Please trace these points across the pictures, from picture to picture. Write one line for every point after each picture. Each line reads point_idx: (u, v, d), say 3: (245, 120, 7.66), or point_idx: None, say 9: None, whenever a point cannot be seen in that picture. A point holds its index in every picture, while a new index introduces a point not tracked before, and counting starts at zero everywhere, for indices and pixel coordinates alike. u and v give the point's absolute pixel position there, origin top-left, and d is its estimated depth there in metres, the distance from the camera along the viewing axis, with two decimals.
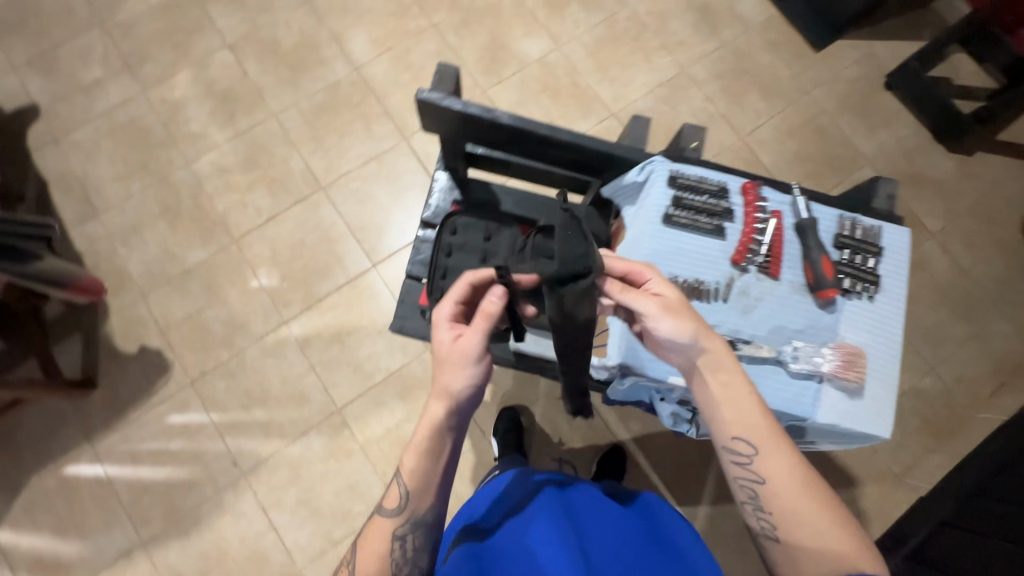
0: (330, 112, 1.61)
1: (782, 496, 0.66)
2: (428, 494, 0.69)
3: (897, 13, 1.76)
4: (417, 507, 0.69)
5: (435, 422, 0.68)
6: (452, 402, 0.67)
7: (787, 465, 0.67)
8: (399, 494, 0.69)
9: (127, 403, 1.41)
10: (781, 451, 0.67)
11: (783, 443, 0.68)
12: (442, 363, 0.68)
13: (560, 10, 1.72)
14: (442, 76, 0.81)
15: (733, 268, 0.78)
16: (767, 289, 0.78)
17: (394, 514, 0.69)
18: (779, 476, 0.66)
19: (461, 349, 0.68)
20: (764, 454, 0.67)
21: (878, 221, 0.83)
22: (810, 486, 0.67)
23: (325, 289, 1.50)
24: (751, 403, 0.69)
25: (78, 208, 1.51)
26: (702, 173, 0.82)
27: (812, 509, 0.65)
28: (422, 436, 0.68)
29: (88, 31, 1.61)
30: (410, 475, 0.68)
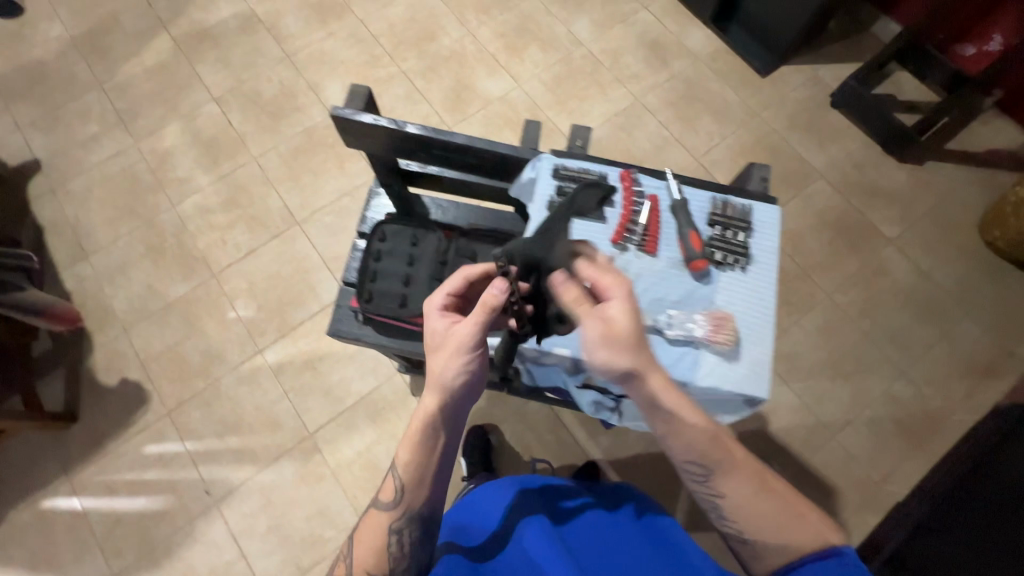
0: (306, 153, 1.72)
1: (745, 505, 0.67)
2: (425, 490, 0.71)
3: (838, 37, 1.86)
4: (413, 500, 0.71)
5: (427, 416, 0.69)
6: (443, 395, 0.67)
7: (747, 476, 0.67)
8: (394, 487, 0.72)
9: (106, 435, 1.46)
10: (738, 466, 0.67)
11: (737, 461, 0.67)
12: (434, 353, 0.69)
13: (519, 52, 1.86)
14: (357, 92, 0.85)
15: (612, 247, 0.81)
16: (646, 266, 0.81)
17: (390, 507, 0.72)
18: (736, 491, 0.67)
19: (452, 339, 0.67)
20: (720, 470, 0.67)
21: (750, 200, 0.87)
22: (771, 494, 0.67)
23: (299, 317, 1.56)
24: (703, 426, 0.66)
25: (70, 251, 1.61)
26: (582, 163, 0.86)
27: (773, 517, 0.66)
28: (415, 431, 0.70)
29: (88, 93, 1.77)
30: (405, 468, 0.71)
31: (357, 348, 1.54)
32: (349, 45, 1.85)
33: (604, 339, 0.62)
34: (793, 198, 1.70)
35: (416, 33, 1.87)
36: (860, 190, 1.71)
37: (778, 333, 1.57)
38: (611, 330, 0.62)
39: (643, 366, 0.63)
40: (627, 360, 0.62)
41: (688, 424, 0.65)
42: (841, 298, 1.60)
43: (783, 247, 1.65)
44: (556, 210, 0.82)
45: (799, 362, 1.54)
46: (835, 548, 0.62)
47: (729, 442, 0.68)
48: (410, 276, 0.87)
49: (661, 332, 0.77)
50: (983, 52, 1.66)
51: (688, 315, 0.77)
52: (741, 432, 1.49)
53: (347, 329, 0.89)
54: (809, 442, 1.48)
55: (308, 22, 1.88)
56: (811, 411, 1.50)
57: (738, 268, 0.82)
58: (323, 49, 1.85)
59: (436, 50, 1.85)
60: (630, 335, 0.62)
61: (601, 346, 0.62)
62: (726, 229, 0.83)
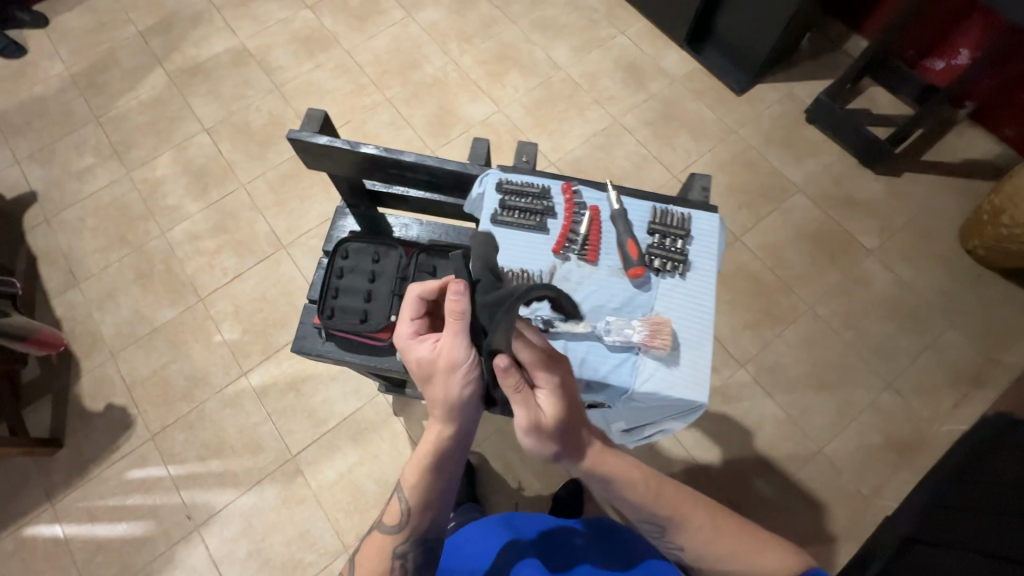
0: (293, 179, 1.77)
1: (705, 552, 0.71)
2: (432, 513, 0.70)
3: (810, 56, 1.91)
4: (419, 521, 0.70)
5: (440, 443, 0.67)
6: (453, 416, 0.65)
7: (704, 524, 0.71)
8: (400, 510, 0.70)
9: (89, 460, 1.46)
10: (690, 519, 0.70)
11: (687, 514, 0.70)
12: (426, 376, 0.65)
13: (500, 77, 1.92)
14: (313, 115, 0.90)
15: (553, 257, 0.83)
16: (586, 274, 0.82)
17: (395, 530, 0.70)
18: (691, 541, 0.71)
19: (444, 355, 0.63)
20: (671, 526, 0.71)
21: (690, 209, 0.89)
22: (731, 538, 0.70)
23: (283, 339, 1.58)
24: (642, 488, 0.69)
25: (61, 278, 1.65)
26: (525, 177, 0.89)
27: (733, 560, 0.69)
28: (423, 454, 0.68)
29: (84, 127, 1.84)
30: (412, 492, 0.69)
31: (340, 370, 1.55)
32: (336, 75, 1.92)
33: (532, 431, 0.62)
34: (771, 212, 1.72)
35: (400, 62, 1.94)
36: (838, 203, 1.73)
37: (761, 347, 1.56)
38: (540, 424, 0.62)
39: (572, 450, 0.65)
40: (554, 448, 0.64)
41: (630, 490, 0.69)
42: (823, 310, 1.60)
43: (763, 260, 1.66)
44: (499, 223, 0.84)
45: (783, 375, 1.53)
46: (803, 573, 0.67)
47: (675, 493, 0.71)
48: (371, 291, 0.94)
49: (600, 338, 0.78)
50: (951, 65, 1.70)
51: (626, 321, 0.78)
52: (726, 448, 1.47)
53: (311, 345, 0.96)
54: (795, 456, 1.46)
55: (297, 55, 1.95)
56: (796, 424, 1.49)
57: (677, 275, 0.83)
58: (311, 80, 1.92)
59: (420, 77, 1.92)
60: (559, 429, 0.63)
61: (529, 436, 0.62)
62: (665, 237, 0.85)
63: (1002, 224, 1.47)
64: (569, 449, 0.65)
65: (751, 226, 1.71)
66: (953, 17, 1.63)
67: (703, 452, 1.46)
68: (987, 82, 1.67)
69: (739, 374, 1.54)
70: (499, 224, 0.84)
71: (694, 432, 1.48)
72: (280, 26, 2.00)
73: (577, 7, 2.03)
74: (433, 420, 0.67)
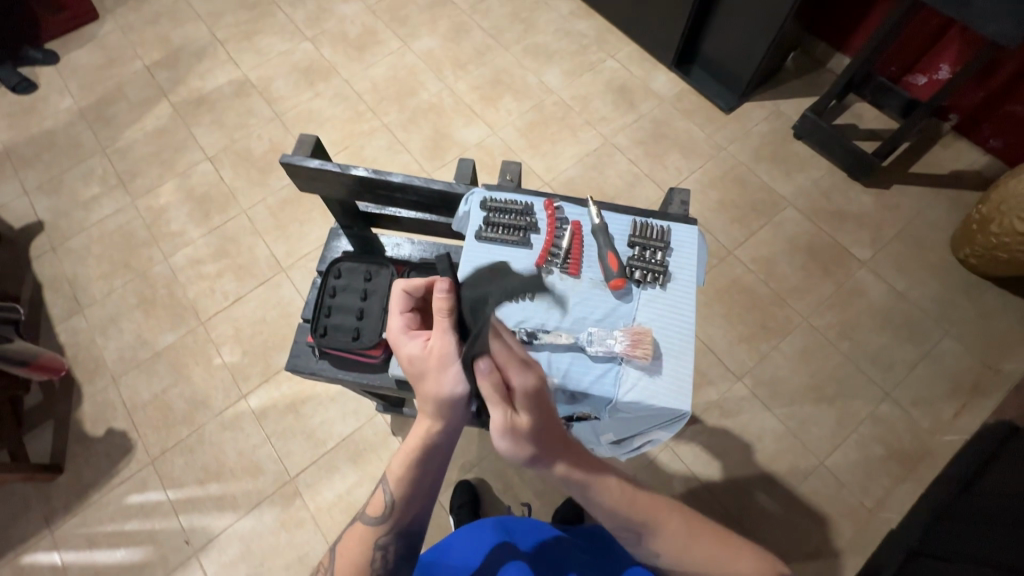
0: (293, 204, 1.81)
1: (681, 558, 0.69)
2: (415, 503, 0.71)
3: (795, 75, 1.96)
4: (403, 513, 0.70)
5: (426, 439, 0.66)
6: (442, 415, 0.63)
7: (679, 527, 0.70)
8: (384, 502, 0.71)
9: (89, 486, 1.47)
10: (665, 524, 0.69)
11: (662, 519, 0.69)
12: (417, 373, 0.63)
13: (494, 102, 1.97)
14: (304, 140, 0.95)
15: (537, 271, 0.85)
16: (569, 287, 0.85)
17: (378, 522, 0.71)
18: (667, 547, 0.69)
19: (433, 353, 0.60)
20: (648, 532, 0.69)
21: (670, 221, 0.91)
22: (704, 542, 0.70)
23: (282, 361, 1.60)
24: (618, 494, 0.67)
25: (65, 305, 1.68)
26: (509, 195, 0.92)
27: (707, 564, 0.69)
28: (412, 448, 0.68)
29: (91, 158, 1.89)
30: (397, 483, 0.69)
31: (338, 390, 1.56)
32: (335, 103, 1.98)
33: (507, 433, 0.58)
34: (763, 226, 1.74)
35: (397, 89, 2.00)
36: (828, 215, 1.75)
37: (758, 359, 1.57)
38: (517, 428, 0.58)
39: (547, 457, 0.61)
40: (530, 453, 0.60)
41: (607, 496, 0.66)
42: (818, 321, 1.61)
43: (757, 274, 1.67)
44: (484, 239, 0.87)
45: (781, 388, 1.53)
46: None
47: (651, 498, 0.70)
48: (363, 309, 0.96)
49: (583, 349, 0.80)
50: (933, 80, 1.74)
51: (608, 332, 0.80)
52: (726, 462, 1.46)
53: (304, 364, 0.98)
54: (796, 470, 1.45)
55: (297, 84, 2.02)
56: (796, 437, 1.48)
57: (658, 286, 0.85)
58: (311, 108, 1.98)
59: (416, 103, 1.97)
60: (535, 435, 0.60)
61: (505, 438, 0.58)
62: (645, 249, 0.87)
63: (992, 232, 1.49)
64: (544, 455, 0.61)
65: (743, 240, 1.73)
66: (931, 35, 1.67)
67: (703, 466, 1.45)
68: (969, 95, 1.71)
69: (737, 388, 1.54)
70: (484, 241, 0.87)
71: (693, 447, 1.47)
72: (281, 58, 2.07)
73: (568, 33, 2.10)
74: (420, 416, 0.66)
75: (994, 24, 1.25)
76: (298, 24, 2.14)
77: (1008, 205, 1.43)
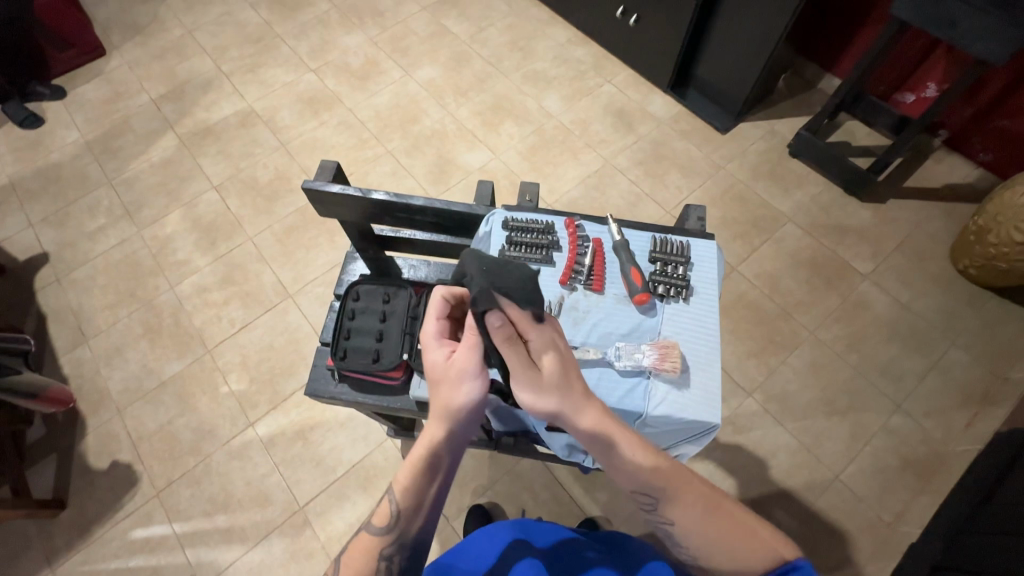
0: (300, 230, 1.83)
1: (697, 535, 0.66)
2: (420, 516, 0.66)
3: (787, 95, 2.03)
4: (408, 525, 0.66)
5: (433, 448, 0.65)
6: (450, 423, 0.64)
7: (697, 499, 0.67)
8: (389, 512, 0.66)
9: (91, 521, 1.43)
10: (683, 493, 0.67)
11: (682, 486, 0.67)
12: (437, 381, 0.65)
13: (495, 127, 2.02)
14: (326, 166, 0.99)
15: (562, 288, 0.86)
16: (594, 303, 0.86)
17: (382, 532, 0.66)
18: (686, 518, 0.66)
19: (455, 366, 0.64)
20: (666, 499, 0.66)
21: (688, 237, 0.93)
22: (723, 520, 0.66)
23: (290, 388, 1.59)
24: (640, 454, 0.65)
25: (70, 336, 1.67)
26: (530, 215, 0.93)
27: (724, 541, 0.65)
28: (416, 457, 0.65)
29: (97, 189, 1.91)
30: (403, 493, 0.66)
31: (348, 416, 1.55)
32: (340, 131, 2.02)
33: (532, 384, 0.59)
34: (765, 241, 1.77)
35: (400, 117, 2.04)
36: (829, 230, 1.78)
37: (768, 374, 1.57)
38: (540, 380, 0.60)
39: (574, 407, 0.61)
40: (555, 406, 0.60)
41: (627, 453, 0.64)
42: (825, 334, 1.62)
43: (761, 289, 1.69)
44: (507, 258, 0.88)
45: (792, 402, 1.53)
46: (791, 563, 0.64)
47: (672, 466, 0.67)
48: (382, 331, 0.98)
49: (612, 364, 0.80)
50: (921, 98, 1.80)
51: (636, 347, 0.80)
52: (742, 479, 1.44)
53: (324, 388, 1.01)
54: (812, 485, 1.43)
55: (302, 114, 2.06)
56: (811, 452, 1.47)
57: (681, 300, 0.86)
58: (315, 137, 2.01)
59: (419, 130, 2.01)
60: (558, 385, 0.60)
61: (527, 391, 0.60)
62: (667, 265, 0.88)
63: (989, 242, 1.52)
64: (571, 407, 0.61)
65: (746, 256, 1.75)
66: (918, 54, 1.73)
67: (719, 484, 1.44)
68: (960, 110, 1.76)
69: (748, 403, 1.53)
70: (507, 260, 0.88)
71: (708, 464, 1.46)
72: (286, 89, 2.11)
73: (565, 60, 2.16)
74: (428, 423, 0.66)
75: (983, 43, 1.30)
76: (302, 56, 2.20)
77: (1004, 215, 1.47)
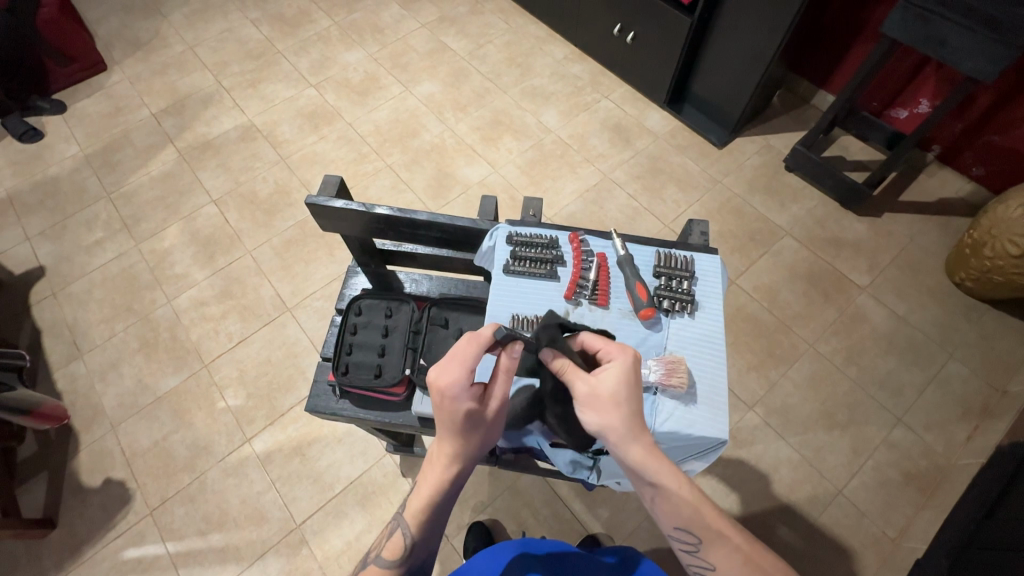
0: (299, 244, 1.82)
1: None
2: (433, 542, 0.69)
3: (782, 112, 2.06)
4: (420, 554, 0.68)
5: (445, 479, 0.67)
6: (462, 461, 0.67)
7: (735, 549, 0.65)
8: (403, 544, 0.68)
9: (82, 541, 1.40)
10: (725, 536, 0.65)
11: (726, 531, 0.65)
12: (472, 426, 0.66)
13: (494, 142, 2.03)
14: (329, 181, 0.99)
15: (566, 302, 0.86)
16: (599, 318, 0.85)
17: (395, 563, 0.68)
18: (726, 563, 0.64)
19: (490, 413, 0.67)
20: (708, 541, 0.65)
21: (692, 251, 0.94)
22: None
23: (288, 403, 1.57)
24: (686, 497, 0.65)
25: (65, 350, 1.65)
26: (534, 230, 0.94)
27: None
28: (430, 490, 0.68)
29: (95, 204, 1.90)
30: (417, 524, 0.68)
31: (345, 432, 1.53)
32: (339, 146, 2.03)
33: (589, 404, 0.67)
34: (763, 255, 1.78)
35: (399, 132, 2.06)
36: (825, 244, 1.79)
37: (768, 388, 1.57)
38: (598, 392, 0.66)
39: (632, 425, 0.65)
40: (616, 424, 0.65)
41: (670, 494, 0.65)
42: (825, 347, 1.62)
43: (759, 302, 1.70)
44: (511, 272, 0.88)
45: (793, 416, 1.52)
46: None
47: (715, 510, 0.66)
48: (384, 346, 0.99)
49: None
50: (913, 114, 1.83)
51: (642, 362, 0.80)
52: (744, 495, 1.43)
53: (326, 404, 1.01)
54: (815, 500, 1.42)
55: (302, 128, 2.07)
56: (813, 466, 1.46)
57: (686, 314, 0.86)
58: (315, 151, 2.02)
59: (418, 144, 2.03)
60: (619, 400, 0.66)
61: (592, 411, 0.67)
62: (671, 279, 0.89)
63: (986, 256, 1.53)
64: (630, 427, 0.65)
65: (745, 269, 1.76)
66: (909, 71, 1.76)
67: (721, 500, 1.42)
68: (950, 126, 1.78)
69: (750, 417, 1.53)
70: (511, 274, 0.88)
71: (711, 478, 1.45)
72: (285, 104, 2.13)
73: (563, 76, 2.19)
74: (437, 456, 0.68)
75: (970, 61, 1.33)
76: (302, 71, 2.22)
77: (999, 228, 1.49)
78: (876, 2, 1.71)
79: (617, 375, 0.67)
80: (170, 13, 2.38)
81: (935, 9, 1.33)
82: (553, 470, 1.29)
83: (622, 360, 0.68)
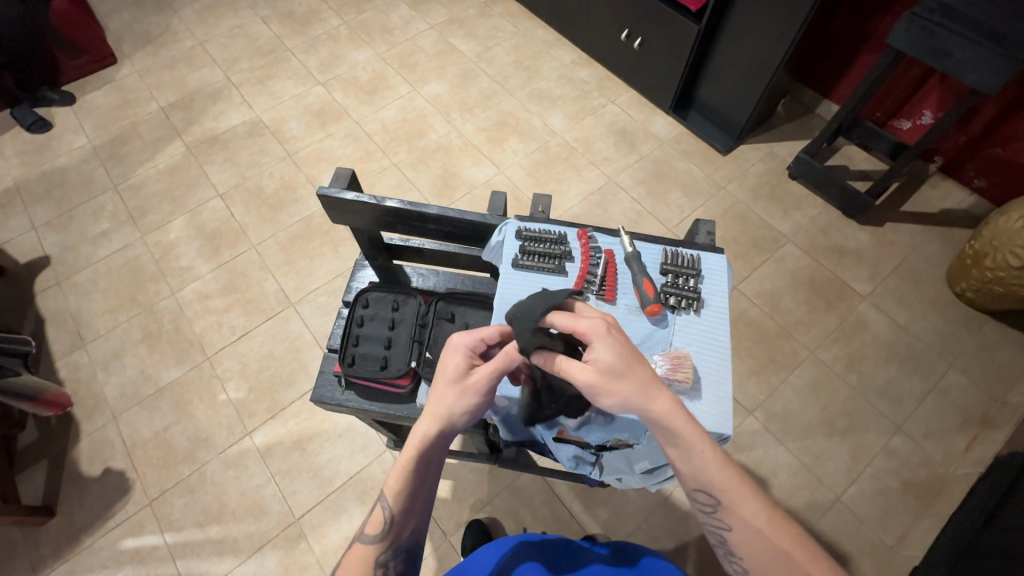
0: (303, 240, 1.83)
1: (749, 543, 0.63)
2: (413, 519, 0.67)
3: (787, 120, 2.08)
4: (400, 530, 0.67)
5: (423, 447, 0.65)
6: (443, 426, 0.65)
7: (754, 510, 0.64)
8: (382, 519, 0.67)
9: (80, 531, 1.40)
10: (746, 498, 0.64)
11: (747, 490, 0.64)
12: (452, 388, 0.67)
13: (501, 143, 2.04)
14: (340, 174, 1.00)
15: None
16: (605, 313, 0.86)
17: (376, 539, 0.67)
18: (745, 524, 0.63)
19: (472, 377, 0.67)
20: (728, 502, 0.64)
21: (698, 251, 0.95)
22: (782, 535, 0.63)
23: (290, 397, 1.58)
24: (708, 458, 0.63)
25: (68, 339, 1.65)
26: (543, 226, 0.95)
27: (778, 560, 0.62)
28: (406, 461, 0.66)
29: (102, 195, 1.91)
30: (395, 498, 0.66)
31: (346, 427, 1.54)
32: (346, 143, 2.04)
33: (591, 387, 0.63)
34: (765, 262, 1.79)
35: (406, 131, 2.07)
36: (828, 252, 1.80)
37: (768, 393, 1.57)
38: (596, 374, 0.62)
39: (648, 390, 0.62)
40: (629, 391, 0.62)
41: (697, 453, 0.63)
42: (826, 354, 1.63)
43: (761, 307, 1.71)
44: (519, 266, 0.89)
45: (793, 421, 1.53)
46: None
47: (739, 473, 0.65)
48: (391, 338, 1.00)
49: None
50: (917, 125, 1.85)
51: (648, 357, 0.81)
52: None
53: (331, 395, 1.02)
54: (813, 506, 1.43)
55: (309, 125, 2.08)
56: (812, 472, 1.47)
57: (692, 311, 0.87)
58: (322, 148, 2.03)
59: (425, 144, 2.04)
60: (619, 374, 0.62)
61: (597, 393, 0.63)
62: (678, 276, 0.90)
63: (986, 266, 1.54)
64: (643, 393, 0.62)
65: (747, 275, 1.77)
66: (914, 82, 1.77)
67: None
68: (954, 138, 1.80)
69: (750, 422, 1.53)
70: (520, 268, 0.89)
71: None
72: (294, 100, 2.14)
73: (570, 80, 2.21)
74: (418, 423, 0.67)
75: (974, 73, 1.34)
76: (311, 69, 2.23)
77: (1000, 240, 1.50)
78: (881, 14, 1.73)
79: (601, 350, 0.62)
80: (181, 8, 2.40)
81: (941, 23, 1.35)
82: (553, 470, 1.29)
83: (595, 333, 0.63)
